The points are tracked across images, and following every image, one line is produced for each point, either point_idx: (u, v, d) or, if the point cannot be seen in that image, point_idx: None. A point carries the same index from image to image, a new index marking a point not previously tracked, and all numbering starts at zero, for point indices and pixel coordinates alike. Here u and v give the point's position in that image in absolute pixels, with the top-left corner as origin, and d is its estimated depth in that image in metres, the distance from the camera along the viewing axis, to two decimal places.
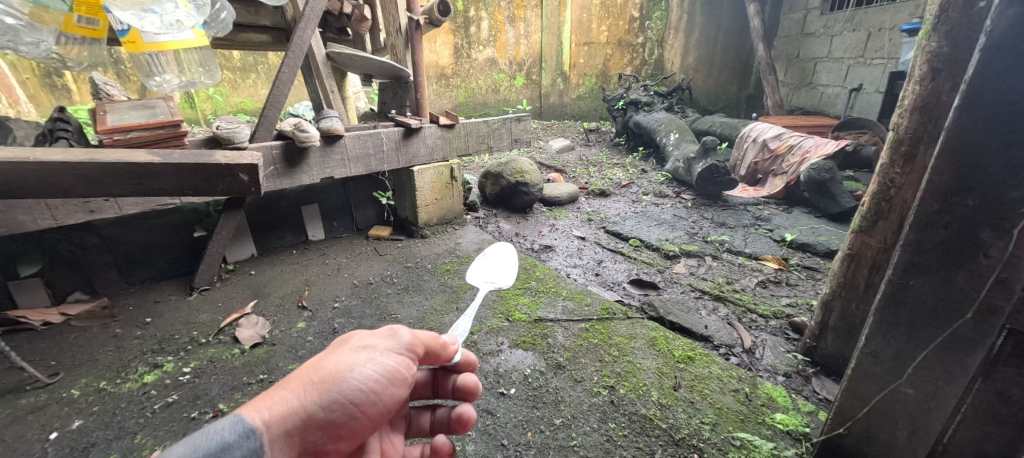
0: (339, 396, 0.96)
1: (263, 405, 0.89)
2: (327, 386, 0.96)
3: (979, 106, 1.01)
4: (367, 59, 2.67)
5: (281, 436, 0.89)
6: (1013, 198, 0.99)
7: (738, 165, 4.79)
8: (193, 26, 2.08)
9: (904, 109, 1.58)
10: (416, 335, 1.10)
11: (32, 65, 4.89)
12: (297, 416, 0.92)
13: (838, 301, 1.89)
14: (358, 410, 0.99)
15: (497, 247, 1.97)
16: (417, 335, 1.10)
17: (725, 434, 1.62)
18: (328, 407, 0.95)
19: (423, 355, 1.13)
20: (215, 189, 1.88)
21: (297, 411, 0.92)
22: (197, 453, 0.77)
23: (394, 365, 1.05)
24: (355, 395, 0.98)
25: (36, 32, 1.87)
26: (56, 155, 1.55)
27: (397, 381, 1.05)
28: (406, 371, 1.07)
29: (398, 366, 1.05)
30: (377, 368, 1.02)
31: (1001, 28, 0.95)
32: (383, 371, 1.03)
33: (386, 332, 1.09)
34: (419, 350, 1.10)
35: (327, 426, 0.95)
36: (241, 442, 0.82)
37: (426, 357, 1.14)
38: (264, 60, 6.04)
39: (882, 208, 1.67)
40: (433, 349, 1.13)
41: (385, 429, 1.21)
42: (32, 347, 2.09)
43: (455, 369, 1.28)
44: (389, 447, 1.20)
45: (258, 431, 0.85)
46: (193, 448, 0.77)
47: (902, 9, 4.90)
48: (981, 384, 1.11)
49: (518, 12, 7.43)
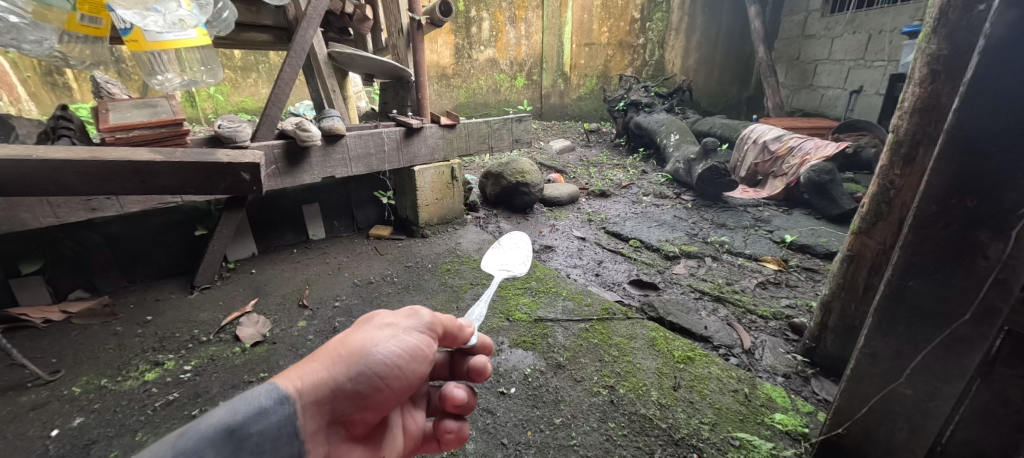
0: (367, 367, 0.93)
1: (290, 376, 0.86)
2: (355, 357, 0.92)
3: (977, 108, 1.02)
4: (369, 59, 2.68)
5: (310, 406, 0.85)
6: (1011, 199, 0.99)
7: (738, 166, 4.75)
8: (196, 25, 2.08)
9: (904, 111, 1.59)
10: (438, 315, 1.08)
11: (32, 63, 4.87)
12: (326, 387, 0.88)
13: (837, 303, 1.90)
14: (386, 383, 0.95)
15: (513, 236, 1.94)
16: (439, 316, 1.08)
17: (724, 434, 1.62)
18: (356, 379, 0.91)
19: (441, 335, 1.11)
20: (216, 188, 1.90)
21: (327, 381, 0.88)
22: (235, 418, 0.76)
23: (420, 342, 1.01)
24: (383, 367, 0.94)
25: (39, 29, 1.90)
26: (59, 152, 1.55)
27: (423, 355, 1.01)
28: (431, 346, 1.03)
29: (424, 344, 1.02)
30: (404, 341, 0.99)
31: (1000, 30, 0.95)
32: (409, 344, 0.99)
33: (410, 310, 1.06)
34: (441, 328, 1.07)
35: (354, 398, 0.92)
36: (275, 409, 0.80)
37: (444, 337, 1.11)
38: (266, 59, 6.05)
39: (881, 210, 1.68)
40: (451, 329, 1.11)
41: (407, 406, 1.16)
42: (34, 344, 2.09)
43: (472, 349, 1.24)
44: (410, 424, 1.15)
45: (287, 400, 0.82)
46: (232, 412, 0.76)
47: (902, 12, 4.90)
48: (979, 385, 1.13)
49: (519, 12, 7.45)
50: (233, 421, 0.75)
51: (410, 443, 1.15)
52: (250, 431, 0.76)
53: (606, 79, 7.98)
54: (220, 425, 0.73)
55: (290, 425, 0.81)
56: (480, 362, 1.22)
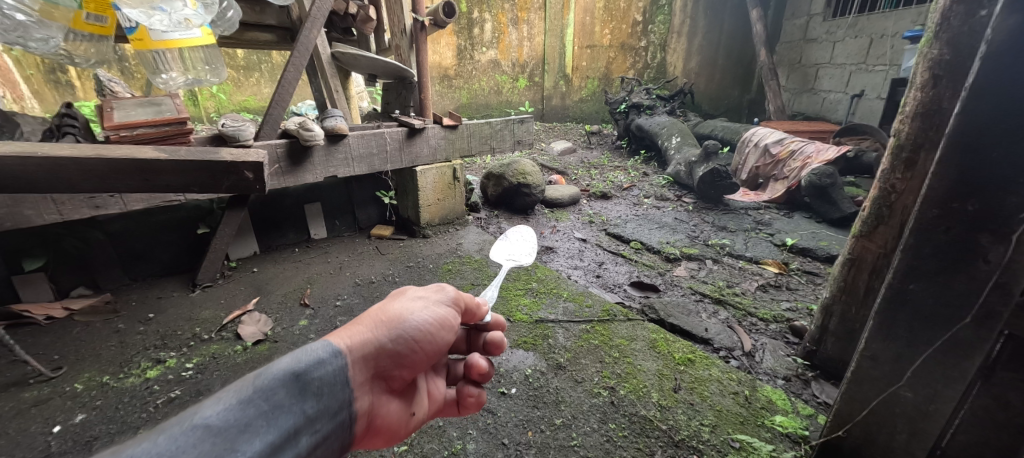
0: (406, 329, 1.06)
1: (341, 334, 0.98)
2: (395, 321, 1.06)
3: (979, 113, 1.02)
4: (372, 60, 2.69)
5: (361, 359, 0.97)
6: (1012, 204, 1.00)
7: (738, 170, 4.83)
8: (201, 25, 2.09)
9: (906, 115, 1.60)
10: (460, 292, 1.22)
11: (36, 61, 4.88)
12: (372, 345, 1.01)
13: (837, 306, 1.90)
14: (421, 344, 1.08)
15: (520, 228, 1.95)
16: (461, 293, 1.22)
17: (724, 436, 1.62)
18: (396, 339, 1.04)
19: (461, 311, 1.24)
20: (220, 187, 1.90)
21: (372, 339, 1.01)
22: (300, 365, 0.86)
23: (447, 314, 1.15)
24: (418, 330, 1.08)
25: (46, 28, 1.89)
26: (64, 150, 1.56)
27: (451, 323, 1.15)
28: (456, 317, 1.17)
29: (450, 315, 1.16)
30: (434, 309, 1.13)
31: (1001, 36, 0.96)
32: (439, 314, 1.13)
33: (434, 287, 1.20)
34: (463, 303, 1.21)
35: (395, 356, 1.05)
36: (332, 360, 0.91)
37: (463, 314, 1.25)
38: (268, 59, 6.08)
39: (882, 214, 1.69)
40: (471, 306, 1.25)
41: (430, 373, 1.26)
42: (36, 341, 2.10)
43: (488, 325, 1.35)
44: (433, 389, 1.24)
45: (342, 352, 0.94)
46: (297, 360, 0.86)
47: (904, 16, 4.91)
48: (979, 388, 1.12)
49: (521, 14, 7.46)
50: (298, 367, 0.85)
51: (433, 406, 1.23)
52: (313, 376, 0.87)
53: (608, 81, 7.98)
54: (288, 370, 0.84)
55: (344, 374, 0.93)
56: (496, 335, 1.33)
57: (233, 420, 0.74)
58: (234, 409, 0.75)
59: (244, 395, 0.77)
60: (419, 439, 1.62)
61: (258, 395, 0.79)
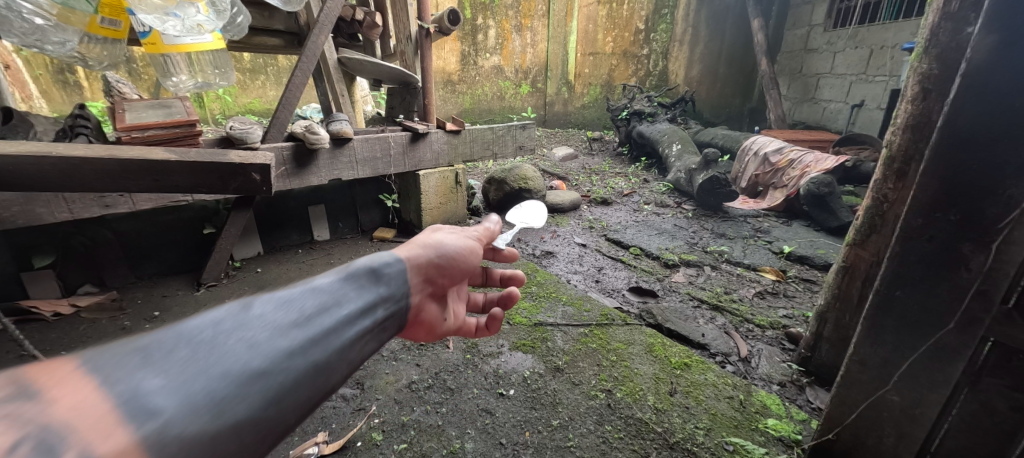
0: (443, 247, 1.13)
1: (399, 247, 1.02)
2: (433, 241, 1.12)
3: (960, 126, 1.06)
4: (378, 65, 2.74)
5: (410, 270, 0.98)
6: (992, 214, 1.04)
7: (738, 177, 4.88)
8: (212, 30, 2.16)
9: (897, 127, 1.64)
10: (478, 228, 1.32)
11: (45, 61, 4.98)
12: (423, 256, 1.05)
13: (832, 313, 1.93)
14: (458, 262, 1.15)
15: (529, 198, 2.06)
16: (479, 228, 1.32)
17: (719, 439, 1.65)
18: (441, 252, 1.11)
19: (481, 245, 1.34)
20: (227, 188, 1.95)
21: (417, 252, 1.03)
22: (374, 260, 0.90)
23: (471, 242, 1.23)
24: (453, 248, 1.15)
25: (62, 31, 1.95)
26: (78, 150, 1.60)
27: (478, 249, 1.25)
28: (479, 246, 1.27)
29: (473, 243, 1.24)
30: (465, 238, 1.23)
31: (981, 54, 1.01)
32: (466, 241, 1.21)
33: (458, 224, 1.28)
34: (488, 238, 1.35)
35: (441, 268, 1.10)
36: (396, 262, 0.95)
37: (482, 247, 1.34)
38: (274, 63, 6.17)
39: (875, 222, 1.72)
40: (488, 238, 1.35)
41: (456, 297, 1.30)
42: (43, 336, 2.14)
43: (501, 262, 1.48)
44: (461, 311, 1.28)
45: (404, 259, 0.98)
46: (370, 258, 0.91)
47: (904, 28, 4.96)
48: (966, 394, 1.16)
49: (525, 21, 7.58)
50: (373, 263, 0.90)
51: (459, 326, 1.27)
52: (384, 271, 0.91)
53: (610, 87, 8.03)
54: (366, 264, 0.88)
55: (403, 280, 0.94)
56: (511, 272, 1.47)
57: (333, 286, 0.79)
58: (334, 281, 0.80)
59: (291, 296, 0.72)
60: (420, 437, 1.65)
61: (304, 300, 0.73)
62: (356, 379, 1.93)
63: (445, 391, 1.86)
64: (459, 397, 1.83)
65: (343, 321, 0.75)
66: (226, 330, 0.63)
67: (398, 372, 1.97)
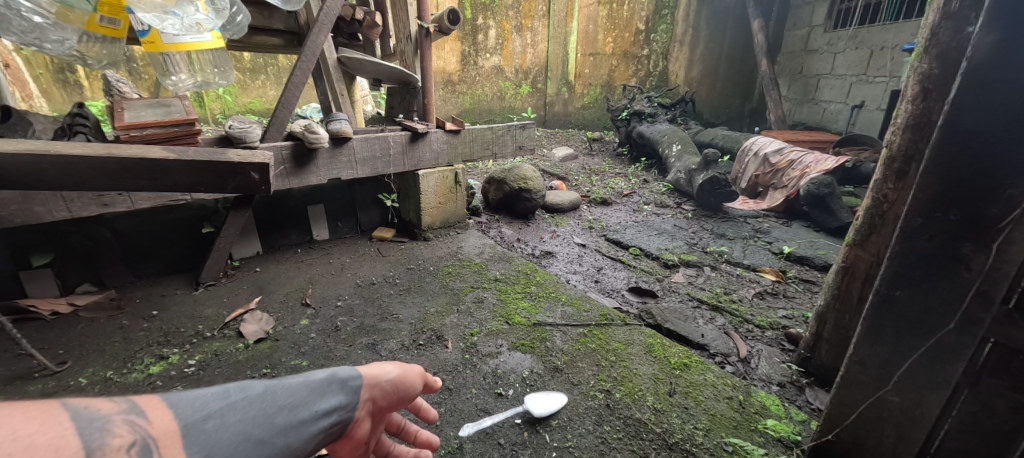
0: (390, 372, 1.19)
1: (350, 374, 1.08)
2: (387, 364, 1.21)
3: (960, 125, 1.06)
4: (377, 64, 2.74)
5: (362, 394, 1.08)
6: (992, 214, 1.04)
7: (738, 178, 4.88)
8: (211, 29, 2.16)
9: (897, 127, 1.64)
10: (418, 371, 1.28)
11: (45, 61, 4.97)
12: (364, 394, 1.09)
13: (832, 314, 1.93)
14: (403, 389, 1.20)
15: None
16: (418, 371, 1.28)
17: (718, 440, 1.65)
18: (390, 375, 1.18)
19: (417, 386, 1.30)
20: (225, 187, 1.92)
21: (369, 373, 1.13)
22: (340, 372, 1.06)
23: (406, 381, 1.22)
24: (403, 371, 1.23)
25: (61, 30, 1.95)
26: (76, 148, 1.60)
27: (433, 383, 1.33)
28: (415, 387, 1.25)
29: (407, 383, 1.22)
30: (405, 378, 1.22)
31: (981, 53, 1.01)
32: (403, 378, 1.21)
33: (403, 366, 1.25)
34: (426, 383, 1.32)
35: (386, 391, 1.15)
36: (347, 382, 1.05)
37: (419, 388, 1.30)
38: (274, 62, 6.17)
39: (875, 223, 1.72)
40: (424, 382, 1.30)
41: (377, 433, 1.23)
42: (41, 335, 2.13)
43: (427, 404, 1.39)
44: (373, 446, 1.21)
45: (354, 385, 1.07)
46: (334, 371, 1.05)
47: (904, 29, 4.96)
48: (967, 396, 1.16)
49: (525, 21, 7.58)
50: (340, 373, 1.06)
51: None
52: (350, 382, 1.06)
53: (610, 88, 8.02)
54: (336, 372, 1.05)
55: (360, 392, 1.07)
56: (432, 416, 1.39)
57: (312, 386, 0.97)
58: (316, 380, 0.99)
59: (260, 390, 0.87)
60: None
61: (271, 396, 0.88)
62: None
63: (443, 391, 1.86)
64: (458, 398, 1.82)
65: (312, 415, 0.93)
66: (229, 409, 0.81)
67: None
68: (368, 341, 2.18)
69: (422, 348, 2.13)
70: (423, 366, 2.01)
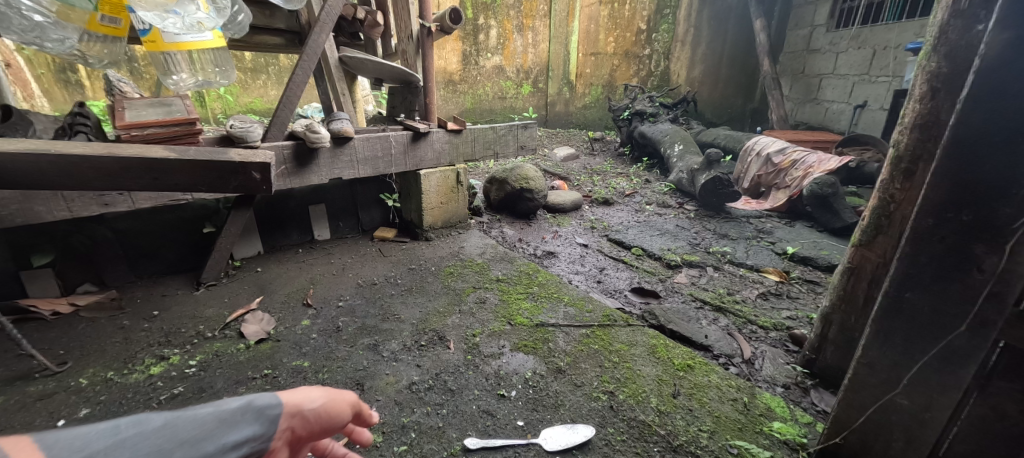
0: (316, 399, 0.95)
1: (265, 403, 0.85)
2: (314, 389, 0.97)
3: (972, 124, 1.05)
4: (379, 64, 2.73)
5: (280, 424, 0.85)
6: (1005, 214, 1.02)
7: (740, 178, 4.85)
8: (213, 28, 2.14)
9: (904, 126, 1.62)
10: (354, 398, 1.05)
11: (47, 60, 4.99)
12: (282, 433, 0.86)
13: (837, 315, 1.91)
14: (328, 422, 0.97)
15: None
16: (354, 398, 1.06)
17: (723, 442, 1.63)
18: (315, 403, 0.94)
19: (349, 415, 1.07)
20: (227, 187, 1.90)
21: (291, 399, 0.90)
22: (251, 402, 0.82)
23: (336, 411, 0.99)
24: (333, 398, 0.99)
25: (61, 29, 1.93)
26: (77, 148, 1.59)
27: (366, 415, 1.09)
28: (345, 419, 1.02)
29: (337, 414, 0.99)
30: (334, 405, 0.99)
31: (994, 51, 1.00)
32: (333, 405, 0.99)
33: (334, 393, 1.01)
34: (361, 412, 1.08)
35: (308, 421, 0.93)
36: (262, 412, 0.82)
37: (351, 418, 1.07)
38: (276, 62, 6.16)
39: (882, 223, 1.70)
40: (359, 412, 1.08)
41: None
42: (42, 335, 2.12)
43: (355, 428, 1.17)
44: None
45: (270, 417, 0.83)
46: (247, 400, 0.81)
47: (907, 28, 4.94)
48: (976, 398, 1.14)
49: (527, 21, 7.57)
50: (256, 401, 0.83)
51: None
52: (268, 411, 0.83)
53: (612, 88, 8.00)
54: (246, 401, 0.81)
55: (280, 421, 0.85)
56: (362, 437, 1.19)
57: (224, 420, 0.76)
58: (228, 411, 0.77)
59: (157, 423, 0.69)
60: (420, 439, 1.63)
61: (170, 430, 0.70)
62: (356, 380, 1.91)
63: (446, 392, 1.84)
64: (460, 399, 1.81)
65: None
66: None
67: (398, 373, 1.96)
68: (370, 341, 2.17)
69: (424, 349, 2.12)
70: (426, 367, 2.00)
